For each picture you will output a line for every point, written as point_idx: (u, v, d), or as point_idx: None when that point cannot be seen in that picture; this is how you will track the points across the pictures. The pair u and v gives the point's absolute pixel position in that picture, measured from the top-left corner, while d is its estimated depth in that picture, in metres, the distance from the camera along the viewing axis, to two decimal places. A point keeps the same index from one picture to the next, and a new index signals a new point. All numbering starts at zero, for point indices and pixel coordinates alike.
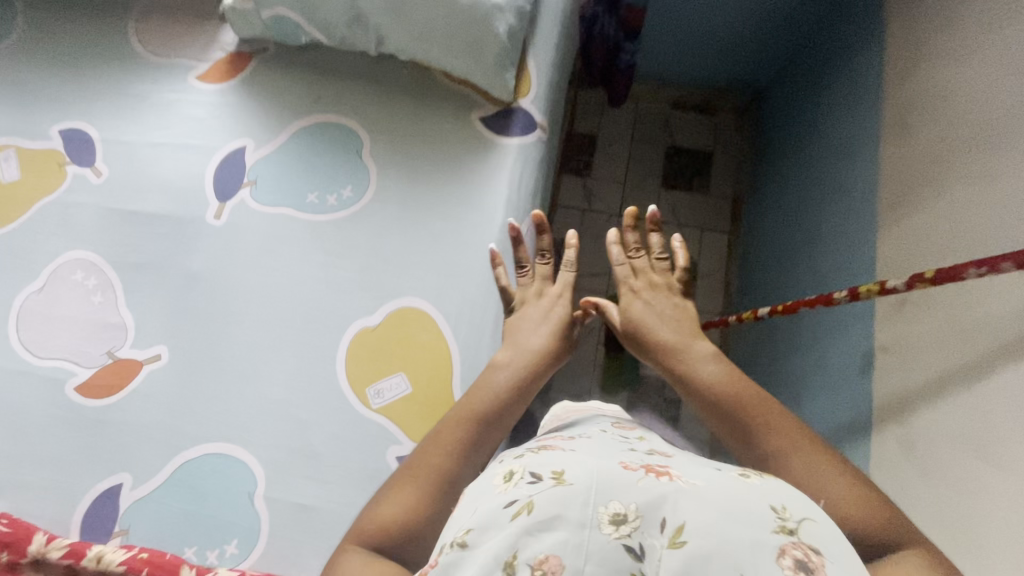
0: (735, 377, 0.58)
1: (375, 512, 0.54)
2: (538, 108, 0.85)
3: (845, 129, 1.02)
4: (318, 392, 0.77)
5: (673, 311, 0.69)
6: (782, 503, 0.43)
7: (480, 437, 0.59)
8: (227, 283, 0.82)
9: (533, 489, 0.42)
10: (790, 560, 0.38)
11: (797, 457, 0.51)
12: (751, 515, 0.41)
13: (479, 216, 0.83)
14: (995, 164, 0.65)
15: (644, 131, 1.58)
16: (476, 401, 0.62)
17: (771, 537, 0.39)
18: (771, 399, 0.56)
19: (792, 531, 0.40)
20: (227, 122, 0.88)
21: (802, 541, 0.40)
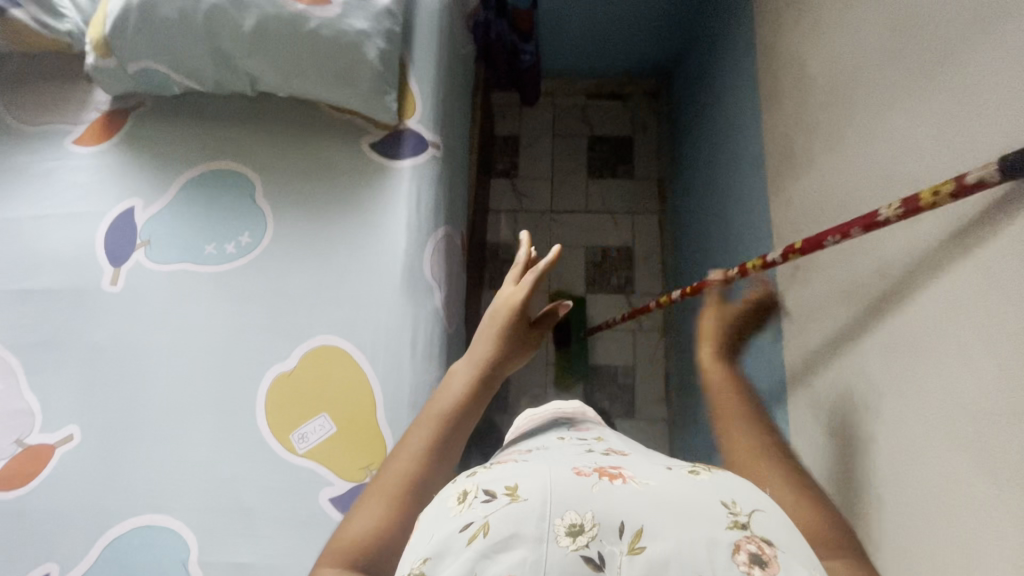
0: (739, 387, 0.56)
1: (344, 532, 0.48)
2: (426, 126, 0.85)
3: (735, 103, 1.05)
4: (243, 446, 0.76)
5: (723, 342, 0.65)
6: (735, 497, 0.39)
7: (450, 439, 0.56)
8: (135, 350, 0.80)
9: (487, 508, 0.36)
10: (744, 556, 0.34)
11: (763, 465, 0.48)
12: (704, 510, 0.37)
13: (383, 243, 0.82)
14: (851, 126, 0.68)
15: (564, 125, 1.59)
16: (440, 401, 0.58)
17: (726, 533, 0.35)
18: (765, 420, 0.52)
19: (745, 524, 0.36)
20: (111, 183, 0.84)
21: (755, 533, 0.36)
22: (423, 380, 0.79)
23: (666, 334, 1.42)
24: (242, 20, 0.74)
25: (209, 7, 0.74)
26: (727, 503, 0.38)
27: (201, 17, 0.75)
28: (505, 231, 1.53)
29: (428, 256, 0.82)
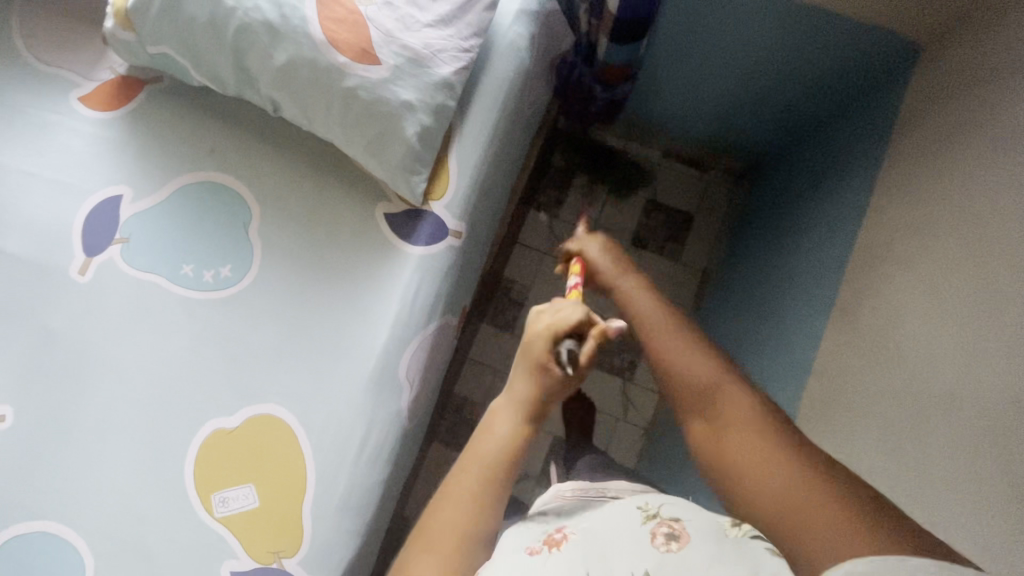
0: (655, 302, 0.64)
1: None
2: (452, 213, 0.74)
3: (807, 267, 0.93)
4: (163, 487, 0.73)
5: (645, 301, 0.65)
6: (645, 502, 0.54)
7: (491, 493, 0.55)
8: (85, 350, 0.75)
9: None
10: (662, 536, 0.48)
11: (674, 351, 0.58)
12: (625, 521, 0.51)
13: (365, 326, 0.75)
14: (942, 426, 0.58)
15: (626, 178, 1.44)
16: (474, 454, 0.57)
17: (641, 527, 0.50)
18: (681, 329, 0.59)
19: (655, 515, 0.51)
20: (105, 161, 0.77)
21: (664, 520, 0.50)
22: (361, 482, 0.74)
23: (647, 437, 1.32)
24: (274, 52, 0.64)
25: (239, 23, 0.63)
26: (641, 506, 0.53)
27: (229, 31, 0.64)
28: (526, 271, 1.42)
29: (407, 355, 0.75)
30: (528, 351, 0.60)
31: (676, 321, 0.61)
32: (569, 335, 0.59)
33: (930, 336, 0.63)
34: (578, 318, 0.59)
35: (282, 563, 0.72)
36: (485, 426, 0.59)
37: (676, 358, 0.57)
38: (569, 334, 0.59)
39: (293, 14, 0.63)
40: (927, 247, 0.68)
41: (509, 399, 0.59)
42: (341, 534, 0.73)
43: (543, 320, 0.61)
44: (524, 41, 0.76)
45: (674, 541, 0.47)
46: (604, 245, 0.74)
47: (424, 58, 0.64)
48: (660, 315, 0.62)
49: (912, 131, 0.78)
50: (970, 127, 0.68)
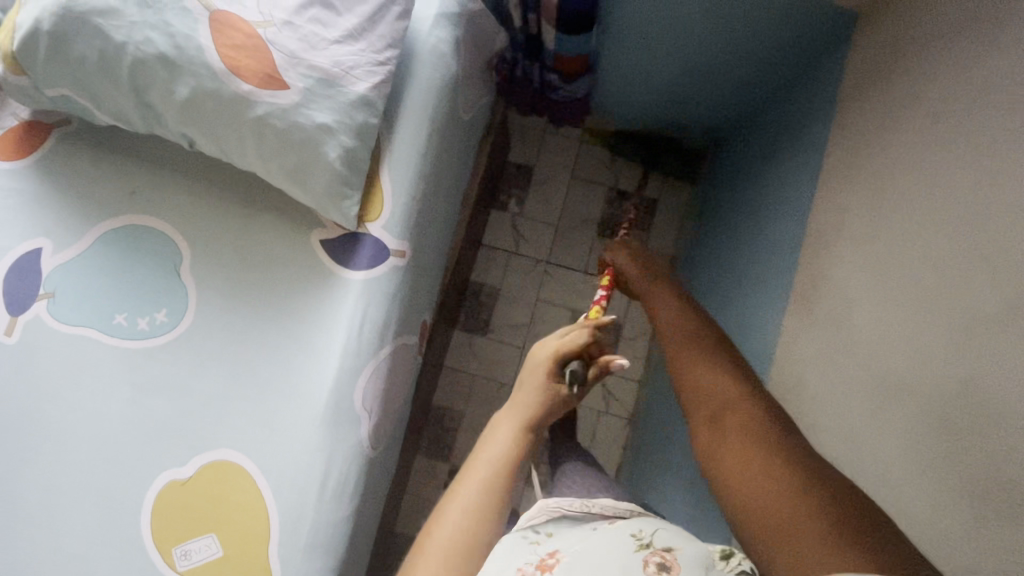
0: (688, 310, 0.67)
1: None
2: (391, 232, 0.71)
3: (766, 244, 0.92)
4: (121, 547, 0.70)
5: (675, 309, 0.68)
6: (639, 530, 0.57)
7: (497, 500, 0.60)
8: (23, 414, 0.72)
9: None
10: (653, 566, 0.51)
11: (685, 357, 0.58)
12: (620, 547, 0.54)
13: (314, 358, 0.72)
14: (898, 406, 0.57)
15: (586, 169, 1.42)
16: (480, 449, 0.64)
17: (635, 555, 0.52)
18: (696, 336, 0.61)
19: (649, 544, 0.54)
20: (19, 212, 0.72)
21: (656, 549, 0.53)
22: (327, 519, 0.72)
23: (630, 428, 1.32)
24: (175, 86, 0.60)
25: (133, 59, 0.59)
26: (636, 534, 0.56)
27: (124, 68, 0.60)
28: (495, 273, 1.40)
29: (361, 384, 0.73)
30: (537, 370, 0.69)
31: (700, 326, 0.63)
32: (576, 357, 0.71)
33: (883, 316, 0.62)
34: (587, 342, 0.71)
35: None
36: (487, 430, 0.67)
37: (678, 358, 0.59)
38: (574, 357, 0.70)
39: (190, 44, 0.59)
40: (875, 223, 0.67)
41: (511, 412, 0.67)
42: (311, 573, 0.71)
43: (555, 343, 0.71)
44: (447, 46, 0.73)
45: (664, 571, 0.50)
46: None
47: (335, 77, 0.61)
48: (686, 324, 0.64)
49: (854, 103, 0.77)
50: (906, 97, 0.67)
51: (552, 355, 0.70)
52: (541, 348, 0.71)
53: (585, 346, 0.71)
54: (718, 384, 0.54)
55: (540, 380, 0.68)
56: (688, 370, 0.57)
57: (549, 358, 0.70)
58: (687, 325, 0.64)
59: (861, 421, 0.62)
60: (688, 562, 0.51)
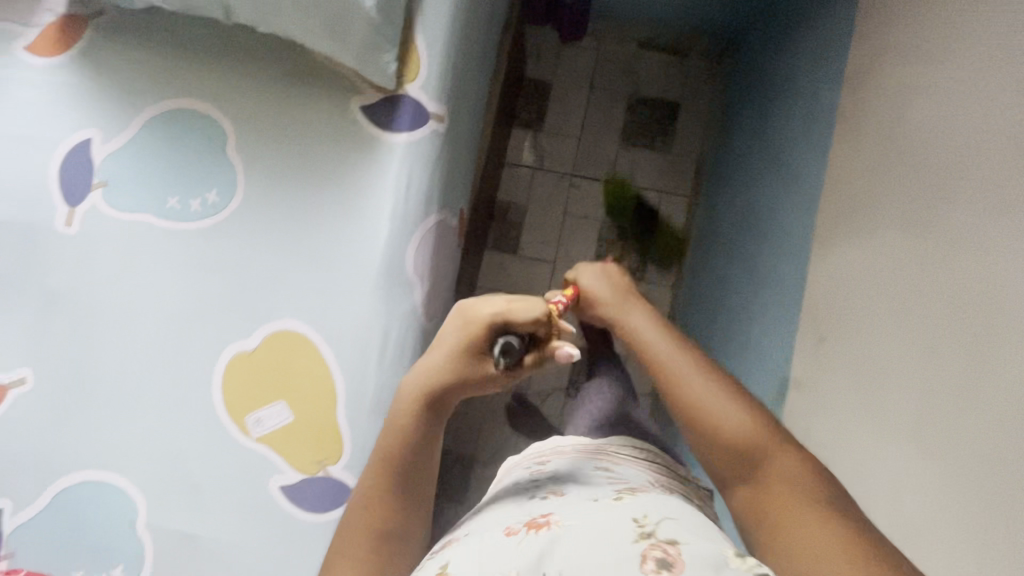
0: (669, 333, 0.56)
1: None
2: (429, 94, 0.72)
3: (799, 103, 0.88)
4: (196, 419, 0.73)
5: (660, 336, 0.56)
6: (644, 513, 0.45)
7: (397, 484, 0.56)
8: (87, 301, 0.74)
9: None
10: (652, 563, 0.40)
11: (697, 385, 0.51)
12: (614, 531, 0.43)
13: (363, 226, 0.73)
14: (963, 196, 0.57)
15: (605, 77, 1.39)
16: (397, 422, 0.57)
17: (633, 545, 0.41)
18: (703, 367, 0.52)
19: (651, 534, 0.42)
20: (65, 106, 0.74)
21: (660, 541, 0.41)
22: (389, 383, 0.73)
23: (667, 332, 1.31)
24: None
25: None
26: (638, 517, 0.44)
27: None
28: (519, 190, 1.39)
29: (411, 250, 0.73)
30: (464, 333, 0.56)
31: (688, 349, 0.54)
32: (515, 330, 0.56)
33: (947, 114, 0.61)
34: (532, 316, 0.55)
35: (328, 471, 0.73)
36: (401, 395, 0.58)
37: (693, 400, 0.50)
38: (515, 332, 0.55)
39: None
40: (928, 34, 0.66)
41: (418, 375, 0.57)
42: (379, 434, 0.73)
43: (489, 304, 0.57)
44: None
45: (665, 570, 0.39)
46: (602, 271, 0.67)
47: None
48: (679, 351, 0.54)
49: None
50: None
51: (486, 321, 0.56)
52: (471, 309, 0.57)
53: (529, 320, 0.55)
54: (738, 424, 0.48)
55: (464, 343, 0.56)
56: (699, 406, 0.50)
57: (482, 324, 0.56)
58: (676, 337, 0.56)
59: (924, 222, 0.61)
60: (696, 555, 0.40)
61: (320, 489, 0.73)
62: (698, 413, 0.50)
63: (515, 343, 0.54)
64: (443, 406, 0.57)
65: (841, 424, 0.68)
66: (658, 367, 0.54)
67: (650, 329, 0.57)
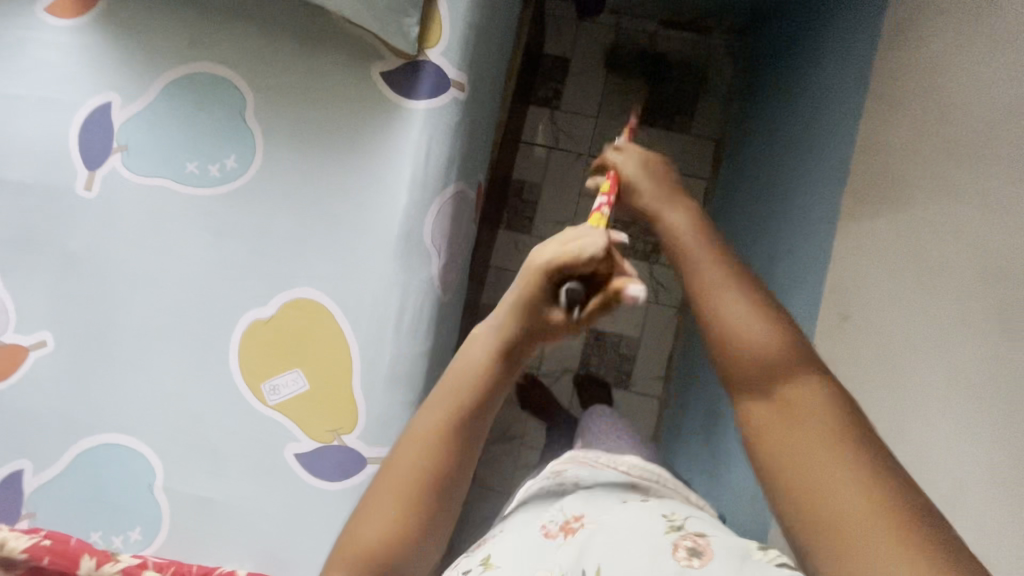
0: (764, 319, 0.42)
1: (352, 533, 0.49)
2: (450, 60, 0.71)
3: (825, 71, 0.84)
4: (213, 385, 0.73)
5: (749, 320, 0.42)
6: (671, 511, 0.51)
7: (439, 464, 0.51)
8: (107, 265, 0.74)
9: None
10: (683, 550, 0.45)
11: (788, 392, 0.40)
12: (645, 524, 0.48)
13: (381, 194, 0.72)
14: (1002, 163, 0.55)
15: (624, 55, 1.36)
16: (462, 362, 0.54)
17: (663, 537, 0.47)
18: (797, 375, 0.40)
19: (680, 527, 0.48)
20: (88, 68, 0.74)
21: (688, 532, 0.47)
22: (405, 353, 0.73)
23: (682, 316, 1.29)
24: None
25: None
26: (667, 514, 0.50)
27: None
28: (534, 169, 1.37)
29: (429, 220, 0.73)
30: (526, 280, 0.51)
31: (784, 346, 0.41)
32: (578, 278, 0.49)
33: None
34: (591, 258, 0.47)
35: (343, 440, 0.73)
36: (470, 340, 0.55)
37: (781, 408, 0.39)
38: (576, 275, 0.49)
39: None
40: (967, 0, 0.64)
41: (472, 351, 0.54)
42: (394, 404, 0.73)
43: (546, 255, 0.50)
44: None
45: (696, 558, 0.45)
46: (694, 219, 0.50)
47: None
48: (772, 346, 0.41)
49: None
50: None
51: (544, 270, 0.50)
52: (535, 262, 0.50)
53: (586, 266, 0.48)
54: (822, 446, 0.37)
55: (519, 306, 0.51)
56: (782, 417, 0.39)
57: (542, 264, 0.50)
58: (750, 314, 0.42)
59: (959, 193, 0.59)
60: (720, 548, 0.46)
61: (335, 458, 0.73)
62: (783, 415, 0.39)
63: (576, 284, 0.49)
64: (515, 350, 0.53)
65: (862, 404, 0.67)
66: (736, 345, 0.42)
67: (740, 316, 0.42)
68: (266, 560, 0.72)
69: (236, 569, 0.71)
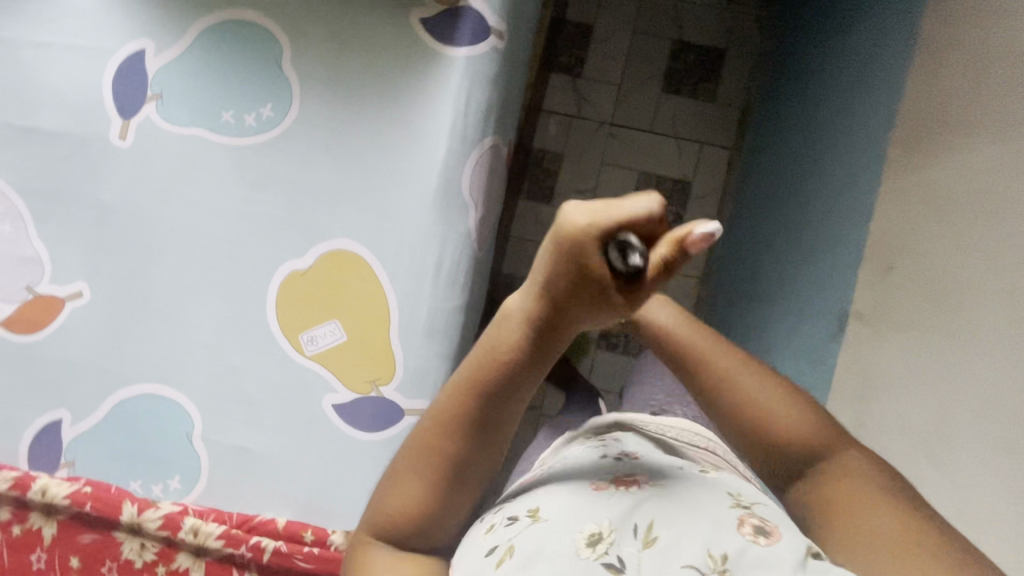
0: (806, 417, 0.47)
1: (379, 505, 0.46)
2: (491, 8, 0.70)
3: (863, 27, 0.83)
4: (251, 336, 0.73)
5: (792, 415, 0.47)
6: (736, 489, 0.45)
7: (462, 455, 0.45)
8: (142, 215, 0.74)
9: (511, 531, 0.42)
10: (749, 527, 0.40)
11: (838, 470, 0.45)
12: (709, 497, 0.43)
13: (421, 144, 0.71)
14: None
15: (648, 21, 1.34)
16: (488, 349, 0.44)
17: (727, 509, 0.42)
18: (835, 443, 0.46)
19: (747, 506, 0.43)
20: (122, 16, 0.73)
21: (755, 513, 0.42)
22: (443, 306, 0.73)
23: (704, 285, 1.28)
24: None
25: None
26: (734, 492, 0.45)
27: None
28: (556, 138, 1.36)
29: (467, 171, 0.72)
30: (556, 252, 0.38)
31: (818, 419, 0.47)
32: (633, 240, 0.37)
33: None
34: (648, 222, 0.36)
35: (380, 392, 0.73)
36: (499, 319, 0.44)
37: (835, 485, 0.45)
38: (633, 240, 0.37)
39: None
40: None
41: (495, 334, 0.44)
42: (431, 357, 0.72)
43: (583, 213, 0.37)
44: None
45: (761, 536, 0.40)
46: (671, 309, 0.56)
47: None
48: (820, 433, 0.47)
49: None
50: None
51: (584, 236, 0.37)
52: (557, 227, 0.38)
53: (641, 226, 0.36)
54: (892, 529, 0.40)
55: (554, 280, 0.39)
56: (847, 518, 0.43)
57: (573, 241, 0.37)
58: (759, 380, 0.49)
59: (1018, 132, 0.58)
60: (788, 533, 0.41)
61: (373, 409, 0.73)
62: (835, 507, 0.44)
63: (638, 241, 0.37)
64: (553, 338, 0.42)
65: (904, 353, 0.67)
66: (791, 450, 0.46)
67: (773, 401, 0.48)
68: (304, 509, 0.73)
69: (276, 518, 0.72)
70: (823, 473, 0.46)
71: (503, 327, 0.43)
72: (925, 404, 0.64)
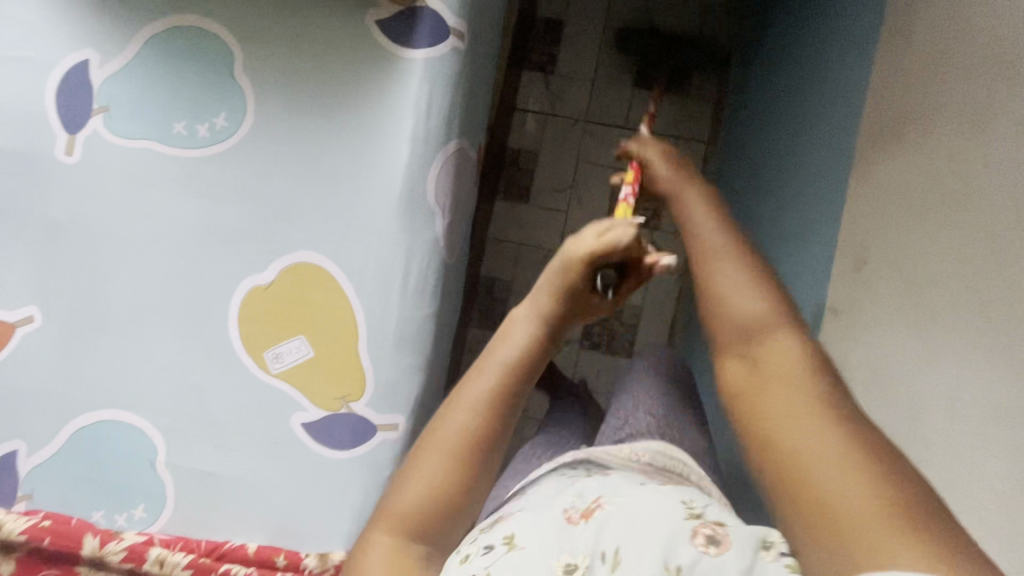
0: (768, 306, 0.42)
1: (395, 496, 0.47)
2: (449, 6, 0.68)
3: (831, 16, 0.82)
4: (213, 355, 0.71)
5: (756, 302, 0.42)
6: (687, 498, 0.46)
7: (490, 442, 0.49)
8: (93, 233, 0.71)
9: (487, 560, 0.41)
10: (702, 537, 0.41)
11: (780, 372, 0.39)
12: (664, 507, 0.43)
13: (382, 150, 0.69)
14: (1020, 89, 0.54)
15: (619, 16, 1.33)
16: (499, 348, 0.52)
17: (683, 521, 0.42)
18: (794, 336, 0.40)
19: (699, 515, 0.43)
20: (63, 25, 0.70)
21: (707, 521, 0.42)
22: (411, 316, 0.70)
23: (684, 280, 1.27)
24: None
25: None
26: (686, 502, 0.45)
27: None
28: (531, 137, 1.34)
29: (431, 177, 0.70)
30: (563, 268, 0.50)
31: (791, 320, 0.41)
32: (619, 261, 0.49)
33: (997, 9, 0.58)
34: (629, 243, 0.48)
35: (350, 407, 0.70)
36: (503, 335, 0.52)
37: (772, 381, 0.39)
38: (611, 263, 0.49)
39: None
40: None
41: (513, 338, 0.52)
42: (402, 369, 0.70)
43: (582, 242, 0.50)
44: None
45: (712, 546, 0.40)
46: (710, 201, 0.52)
47: None
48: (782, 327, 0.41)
49: None
50: None
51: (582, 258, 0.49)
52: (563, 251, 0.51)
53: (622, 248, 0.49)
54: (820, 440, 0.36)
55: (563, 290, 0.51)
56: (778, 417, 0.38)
57: (576, 264, 0.50)
58: (741, 278, 0.43)
59: (984, 119, 0.58)
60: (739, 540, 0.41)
61: (343, 426, 0.70)
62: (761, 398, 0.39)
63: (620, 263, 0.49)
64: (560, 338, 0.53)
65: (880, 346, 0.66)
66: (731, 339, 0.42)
67: (734, 287, 0.43)
68: (276, 533, 0.70)
69: (246, 543, 0.69)
70: (763, 361, 0.40)
71: (515, 328, 0.52)
72: (901, 397, 0.63)
